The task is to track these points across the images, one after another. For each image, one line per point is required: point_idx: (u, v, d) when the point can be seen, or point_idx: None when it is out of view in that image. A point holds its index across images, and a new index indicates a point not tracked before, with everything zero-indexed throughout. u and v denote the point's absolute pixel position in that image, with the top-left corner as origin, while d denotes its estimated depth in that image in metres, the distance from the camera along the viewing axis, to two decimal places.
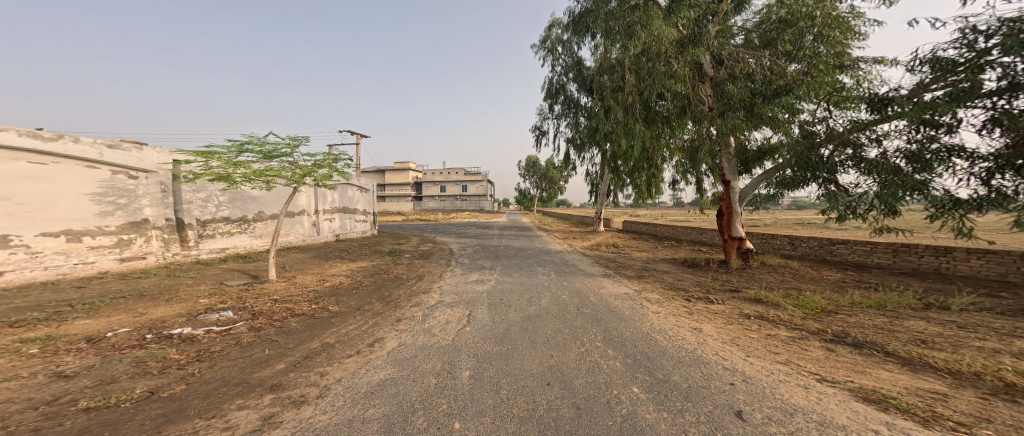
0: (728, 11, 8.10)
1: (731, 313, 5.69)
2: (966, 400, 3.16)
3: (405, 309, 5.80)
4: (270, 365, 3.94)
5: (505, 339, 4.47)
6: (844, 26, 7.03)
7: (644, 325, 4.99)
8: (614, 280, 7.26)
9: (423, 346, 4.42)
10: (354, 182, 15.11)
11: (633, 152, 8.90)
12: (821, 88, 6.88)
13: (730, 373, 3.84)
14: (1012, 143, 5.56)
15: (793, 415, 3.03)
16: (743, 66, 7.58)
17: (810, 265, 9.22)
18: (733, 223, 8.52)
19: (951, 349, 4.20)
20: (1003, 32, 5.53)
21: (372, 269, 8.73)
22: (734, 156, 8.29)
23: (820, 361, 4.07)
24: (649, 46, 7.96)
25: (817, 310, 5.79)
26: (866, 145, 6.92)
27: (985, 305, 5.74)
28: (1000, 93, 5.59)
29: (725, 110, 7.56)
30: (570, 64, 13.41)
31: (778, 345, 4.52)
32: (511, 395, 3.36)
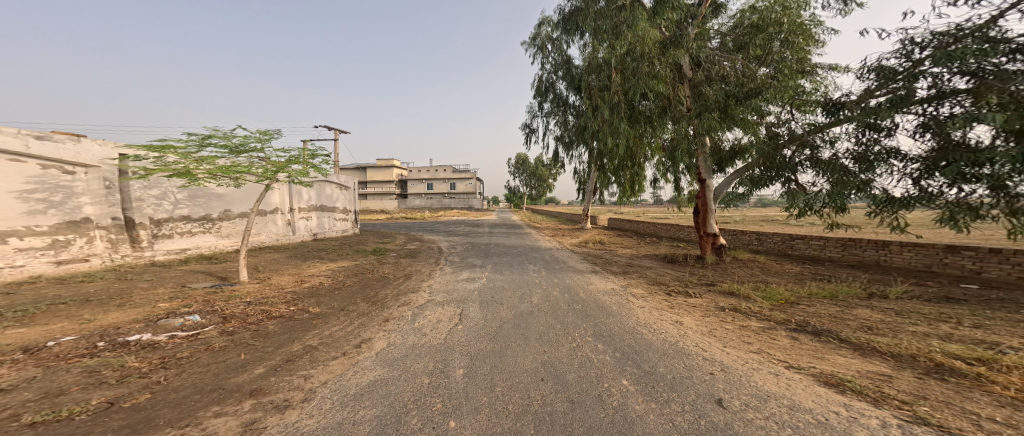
0: (706, 15, 8.44)
1: (707, 306, 5.98)
2: (906, 380, 3.49)
3: (393, 308, 5.73)
4: (247, 370, 3.80)
5: (498, 336, 4.52)
6: (807, 33, 7.46)
7: (630, 319, 5.17)
8: (601, 276, 7.44)
9: (415, 345, 4.41)
10: (333, 179, 14.67)
11: (618, 150, 9.10)
12: (787, 91, 7.26)
13: (709, 363, 4.05)
14: (938, 147, 6.14)
15: (766, 401, 3.25)
16: (719, 70, 8.02)
17: (774, 259, 9.78)
18: (708, 220, 8.89)
19: (892, 334, 4.61)
20: (936, 45, 6.08)
21: (354, 269, 8.53)
22: (709, 156, 8.61)
23: (787, 349, 4.37)
24: (633, 46, 8.09)
25: (782, 301, 6.17)
26: (822, 146, 7.41)
27: (915, 294, 6.34)
28: (930, 101, 6.13)
29: (702, 111, 7.88)
30: (559, 62, 13.55)
31: (750, 335, 4.81)
32: (506, 391, 3.42)
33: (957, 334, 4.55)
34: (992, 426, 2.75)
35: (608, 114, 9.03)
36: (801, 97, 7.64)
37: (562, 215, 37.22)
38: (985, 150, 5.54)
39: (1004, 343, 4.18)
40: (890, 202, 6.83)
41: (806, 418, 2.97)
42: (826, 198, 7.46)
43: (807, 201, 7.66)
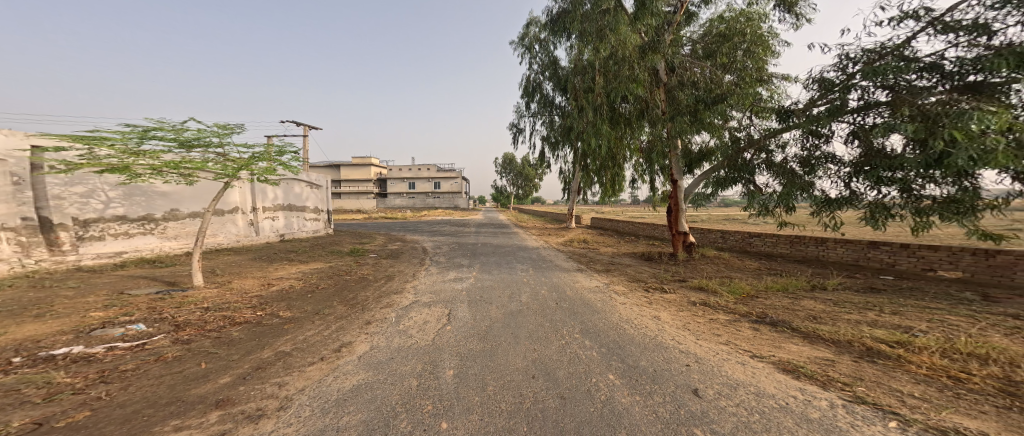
0: (680, 22, 8.84)
1: (681, 300, 6.31)
2: (846, 364, 3.87)
3: (375, 310, 5.58)
4: (211, 379, 3.56)
5: (488, 336, 4.53)
6: (766, 44, 8.02)
7: (613, 315, 5.35)
8: (586, 274, 7.63)
9: (401, 348, 4.31)
10: (302, 177, 13.94)
11: (600, 151, 9.33)
12: (747, 98, 7.77)
13: (685, 355, 4.28)
14: (865, 153, 6.88)
15: (736, 389, 3.48)
16: (689, 75, 8.39)
17: (736, 256, 10.44)
18: (679, 219, 9.32)
19: (833, 322, 5.10)
20: (864, 61, 6.79)
21: (329, 270, 8.19)
22: (681, 157, 8.99)
23: (750, 339, 4.70)
24: (615, 50, 8.34)
25: (744, 295, 6.62)
26: (775, 150, 8.01)
27: (848, 285, 7.03)
28: (860, 111, 6.84)
29: (675, 115, 8.28)
30: (546, 62, 13.69)
31: (719, 328, 5.12)
32: (498, 390, 3.44)
33: (880, 320, 5.10)
34: (913, 401, 3.11)
35: (592, 116, 9.23)
36: (759, 104, 8.19)
37: (544, 214, 37.62)
38: (898, 157, 6.35)
39: (916, 327, 4.75)
40: (827, 202, 7.59)
41: (770, 403, 3.20)
42: (776, 199, 8.07)
43: (763, 201, 8.21)
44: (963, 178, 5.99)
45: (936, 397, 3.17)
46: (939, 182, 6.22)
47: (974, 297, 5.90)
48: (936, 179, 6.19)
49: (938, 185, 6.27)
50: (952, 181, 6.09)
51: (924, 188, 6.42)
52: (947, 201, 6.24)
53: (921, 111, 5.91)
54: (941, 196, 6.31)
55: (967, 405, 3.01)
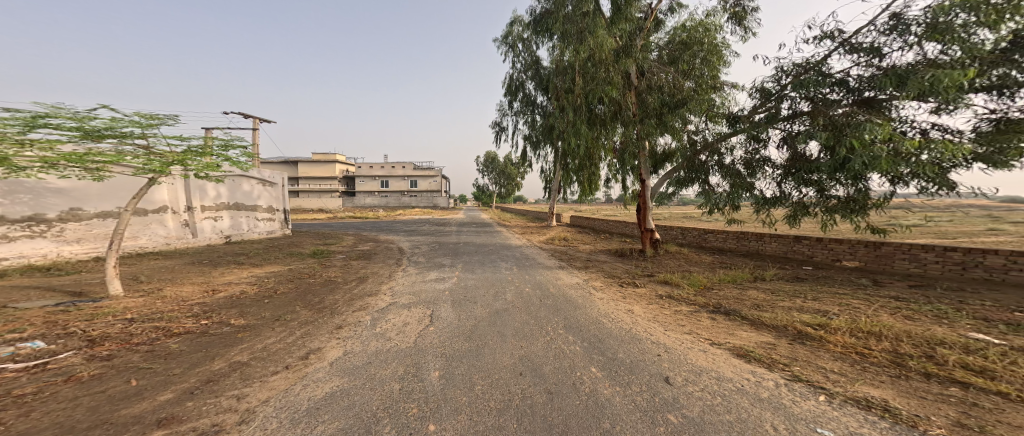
0: (650, 29, 9.28)
1: (650, 294, 6.60)
2: (785, 346, 4.28)
3: (346, 314, 5.22)
4: (147, 397, 3.08)
5: (474, 335, 4.44)
6: (719, 55, 8.62)
7: (593, 310, 5.47)
8: (567, 271, 7.75)
9: (380, 351, 4.08)
10: (251, 173, 12.76)
11: (579, 150, 9.55)
12: (704, 103, 8.29)
13: (655, 345, 4.47)
14: (792, 157, 7.64)
15: (700, 375, 3.70)
16: (653, 80, 8.67)
17: (693, 251, 11.12)
18: (647, 217, 9.72)
19: (770, 309, 5.62)
20: (794, 74, 7.57)
21: (288, 274, 7.55)
22: (649, 158, 9.40)
23: (708, 328, 5.03)
24: (593, 52, 8.59)
25: (702, 287, 7.07)
26: (724, 153, 8.64)
27: (782, 275, 7.79)
28: (791, 120, 7.56)
29: (644, 117, 8.71)
30: (529, 62, 13.73)
31: (682, 319, 5.42)
32: (488, 390, 3.36)
33: (805, 305, 5.70)
34: (836, 376, 3.49)
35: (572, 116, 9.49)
36: (713, 109, 8.78)
37: (522, 213, 37.67)
38: (815, 161, 7.12)
39: (829, 311, 5.36)
40: (763, 201, 8.34)
41: (729, 386, 3.43)
42: (722, 198, 8.70)
43: (714, 200, 8.70)
44: (858, 181, 6.95)
45: (849, 371, 3.58)
46: (843, 183, 7.16)
47: (867, 282, 6.83)
48: (840, 181, 7.12)
49: (842, 186, 7.20)
50: (851, 183, 7.05)
51: (831, 189, 7.35)
52: (846, 200, 7.28)
53: (831, 121, 6.68)
54: (842, 196, 7.28)
55: (869, 376, 3.44)
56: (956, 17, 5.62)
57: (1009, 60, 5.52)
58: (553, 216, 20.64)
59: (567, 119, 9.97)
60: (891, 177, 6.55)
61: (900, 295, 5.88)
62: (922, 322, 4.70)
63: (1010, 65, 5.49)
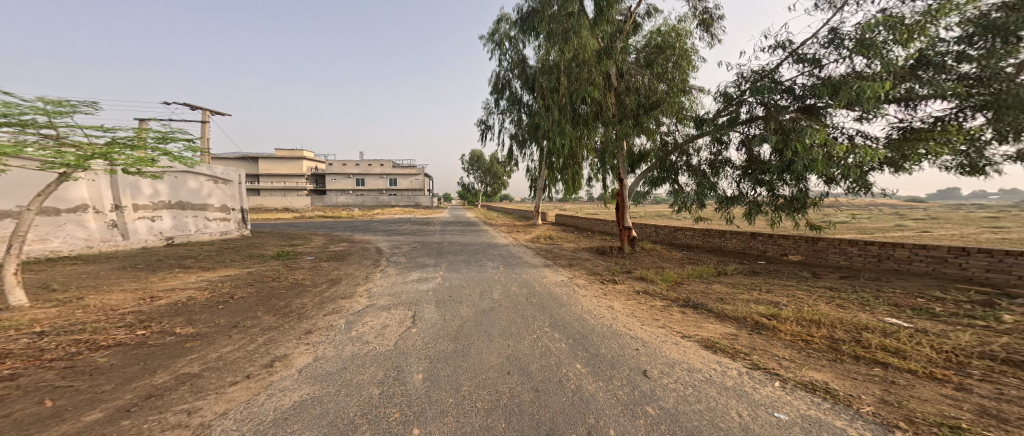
0: (629, 31, 9.33)
1: (628, 289, 6.40)
2: (747, 337, 3.68)
3: (315, 318, 4.71)
4: (69, 419, 2.49)
5: (460, 335, 4.11)
6: (689, 60, 8.74)
7: (576, 307, 5.30)
8: (552, 269, 7.65)
9: (357, 356, 3.58)
10: (203, 169, 11.43)
11: (563, 150, 9.54)
12: (675, 106, 8.43)
13: (631, 339, 3.81)
14: (749, 159, 7.83)
15: (672, 367, 3.05)
16: (631, 82, 8.77)
17: (668, 247, 11.32)
18: (625, 215, 9.82)
19: (733, 302, 5.09)
20: (751, 80, 7.81)
21: (247, 277, 6.83)
22: (626, 158, 9.53)
23: (674, 320, 4.41)
24: (576, 53, 8.58)
25: (673, 282, 6.68)
26: (691, 153, 8.82)
27: (742, 268, 7.61)
28: (748, 124, 7.68)
29: (622, 118, 8.83)
30: (515, 61, 13.27)
31: (656, 313, 4.81)
32: (475, 390, 2.84)
33: (761, 297, 5.33)
34: (788, 363, 3.04)
35: (557, 116, 9.47)
36: (683, 111, 8.88)
37: (508, 211, 37.03)
38: (767, 163, 7.32)
39: (780, 302, 5.01)
40: (725, 200, 8.52)
41: (699, 377, 2.84)
42: (690, 197, 8.88)
43: (681, 200, 8.84)
44: (802, 182, 7.30)
45: (802, 357, 3.15)
46: (789, 184, 7.46)
47: (807, 274, 6.88)
48: (786, 181, 7.40)
49: (788, 186, 7.51)
50: (795, 183, 7.37)
51: (780, 189, 7.64)
52: (790, 199, 7.65)
53: (780, 126, 6.97)
54: (788, 196, 7.60)
55: (813, 361, 3.08)
56: (878, 33, 5.84)
57: (917, 75, 5.84)
58: (540, 214, 20.54)
59: (552, 118, 9.92)
60: (830, 176, 6.83)
61: (833, 285, 5.90)
62: (851, 310, 4.57)
63: (915, 80, 5.82)
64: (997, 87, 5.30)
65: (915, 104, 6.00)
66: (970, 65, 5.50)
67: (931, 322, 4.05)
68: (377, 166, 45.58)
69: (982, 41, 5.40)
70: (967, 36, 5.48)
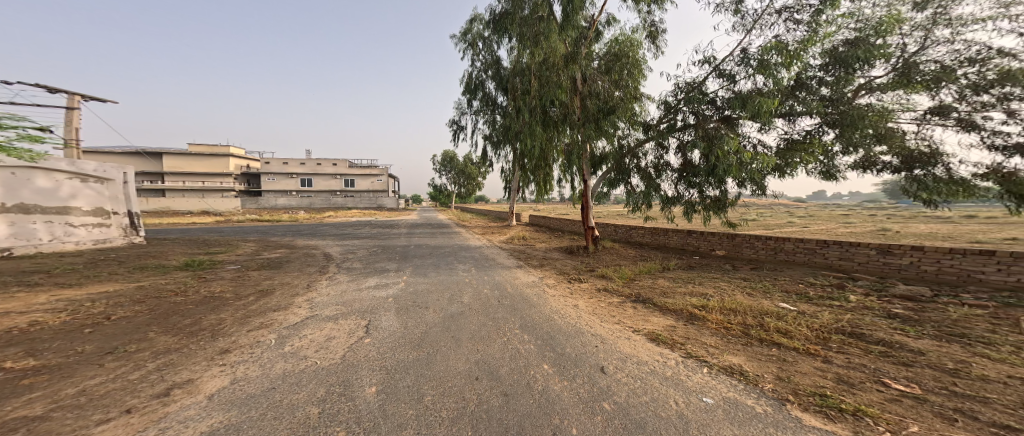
0: (592, 38, 9.70)
1: (587, 288, 6.53)
2: (685, 329, 4.00)
3: (238, 334, 3.78)
4: None
5: (425, 341, 3.69)
6: (639, 69, 9.25)
7: (547, 308, 5.15)
8: (524, 270, 7.85)
9: (291, 373, 2.89)
10: (59, 163, 8.41)
11: (534, 152, 9.69)
12: (627, 112, 8.91)
13: (592, 337, 3.91)
14: (684, 162, 8.41)
15: (627, 362, 3.22)
16: (592, 87, 9.12)
17: (623, 245, 11.76)
18: (589, 216, 10.12)
19: (674, 296, 5.50)
20: (683, 91, 8.27)
21: (134, 293, 5.30)
22: (590, 161, 9.92)
23: (620, 316, 4.72)
24: (547, 57, 8.85)
25: (628, 278, 7.08)
26: (641, 156, 9.36)
27: (685, 263, 8.18)
28: (685, 130, 8.17)
29: (586, 122, 9.17)
30: (489, 61, 12.70)
31: (613, 310, 5.04)
32: (438, 399, 2.53)
33: (679, 289, 5.92)
34: (713, 349, 3.40)
35: (527, 117, 9.51)
36: (635, 116, 9.34)
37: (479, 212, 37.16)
38: (697, 166, 8.00)
39: (709, 293, 5.56)
40: (666, 201, 9.02)
41: (647, 369, 3.06)
42: (639, 197, 9.41)
43: (631, 199, 9.33)
44: (722, 184, 7.95)
45: (726, 344, 3.50)
46: (712, 185, 8.11)
47: (729, 266, 7.59)
48: (711, 183, 8.06)
49: (713, 188, 8.15)
50: (717, 186, 8.03)
51: (706, 190, 8.26)
52: (715, 200, 8.30)
53: (704, 133, 7.58)
54: (714, 196, 8.24)
55: (729, 345, 3.48)
56: (771, 57, 6.61)
57: (796, 95, 6.69)
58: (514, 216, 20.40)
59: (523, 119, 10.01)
60: (738, 180, 7.54)
61: (746, 275, 6.60)
62: (758, 297, 5.19)
63: (795, 99, 6.65)
64: (842, 108, 6.22)
65: (793, 120, 6.82)
66: (827, 89, 6.43)
67: (806, 304, 4.72)
68: (324, 165, 42.18)
69: (834, 69, 6.33)
70: (824, 64, 6.43)
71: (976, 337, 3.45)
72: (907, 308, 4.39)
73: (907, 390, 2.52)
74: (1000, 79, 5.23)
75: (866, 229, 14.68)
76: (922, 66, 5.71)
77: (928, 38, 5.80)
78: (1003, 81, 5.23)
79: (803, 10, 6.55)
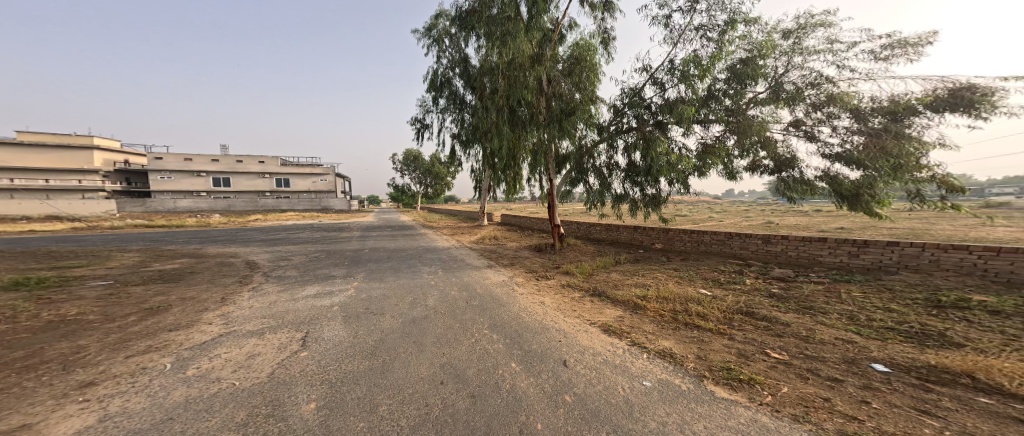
0: (557, 40, 9.85)
1: (553, 285, 6.66)
2: (632, 319, 4.21)
3: (114, 361, 3.08)
4: None
5: (381, 345, 3.54)
6: (593, 74, 9.60)
7: (512, 308, 5.10)
8: (494, 270, 7.85)
9: (199, 399, 2.55)
10: None
11: (503, 152, 9.64)
12: (585, 114, 9.20)
13: (555, 332, 4.04)
14: (629, 163, 8.79)
15: (585, 354, 3.36)
16: (556, 88, 9.32)
17: (584, 241, 12.13)
18: (557, 214, 10.28)
19: (623, 288, 5.82)
20: (625, 96, 8.69)
21: None
22: (554, 162, 10.14)
23: (575, 310, 4.91)
24: (515, 57, 8.93)
25: (587, 274, 7.32)
26: (597, 157, 9.70)
27: (631, 257, 8.63)
28: (628, 132, 8.55)
29: (551, 122, 9.33)
30: (457, 59, 12.46)
31: (574, 305, 5.21)
32: (397, 408, 2.48)
33: (619, 282, 6.32)
34: (652, 335, 3.65)
35: (495, 116, 9.45)
36: (593, 118, 9.64)
37: (448, 212, 37.36)
38: (638, 166, 8.45)
39: (646, 282, 6.01)
40: (614, 198, 9.41)
41: (600, 359, 3.22)
42: (595, 195, 9.73)
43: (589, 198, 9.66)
44: (658, 184, 8.46)
45: (669, 329, 3.79)
46: (652, 184, 8.59)
47: (662, 256, 8.23)
48: (652, 182, 8.53)
49: (652, 186, 8.63)
50: (654, 185, 8.55)
51: (647, 188, 8.74)
52: (653, 198, 8.80)
53: (642, 135, 8.04)
54: (652, 194, 8.74)
55: (665, 330, 3.77)
56: (690, 68, 7.15)
57: (707, 105, 7.22)
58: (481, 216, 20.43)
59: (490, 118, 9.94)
60: (668, 180, 8.10)
61: (675, 265, 7.18)
62: (689, 284, 5.63)
63: (707, 109, 7.21)
64: (739, 117, 6.97)
65: (704, 127, 7.45)
66: (729, 101, 7.05)
67: (717, 288, 5.24)
68: (246, 162, 34.28)
69: (731, 83, 6.98)
70: (726, 79, 7.03)
71: (817, 308, 4.18)
72: (780, 287, 5.12)
73: (779, 358, 3.00)
74: (827, 100, 6.19)
75: (755, 221, 16.87)
76: (786, 85, 6.48)
77: (790, 61, 6.52)
78: (830, 102, 6.20)
79: (713, 29, 7.11)
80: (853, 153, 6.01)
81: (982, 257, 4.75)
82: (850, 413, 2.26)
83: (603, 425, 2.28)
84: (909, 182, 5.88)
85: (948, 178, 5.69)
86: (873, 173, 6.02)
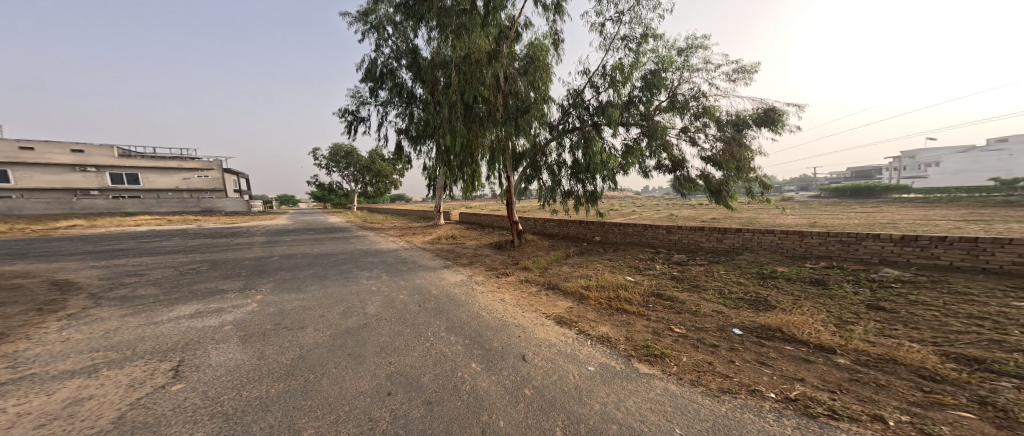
0: (514, 38, 9.83)
1: (514, 281, 6.73)
2: (586, 308, 4.32)
3: None
4: None
5: (305, 357, 3.32)
6: (546, 75, 9.70)
7: (461, 309, 4.99)
8: (452, 270, 7.76)
9: None
10: None
11: (456, 148, 9.51)
12: (539, 113, 9.30)
13: (517, 328, 4.08)
14: (574, 160, 9.00)
15: (541, 347, 3.43)
16: (512, 86, 9.38)
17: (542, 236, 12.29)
18: (514, 210, 10.37)
19: (573, 279, 6.03)
20: (571, 97, 8.88)
21: None
22: (511, 159, 10.18)
23: (528, 305, 5.01)
24: (470, 52, 8.77)
25: (542, 268, 7.47)
26: (547, 154, 9.90)
27: (577, 250, 8.89)
28: (571, 132, 8.76)
29: (507, 119, 9.38)
30: (404, 50, 12.01)
31: (529, 299, 5.31)
32: (332, 427, 2.34)
33: (568, 275, 6.45)
34: (594, 323, 3.80)
35: (448, 112, 9.28)
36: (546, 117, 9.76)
37: (401, 211, 36.72)
38: (579, 164, 8.74)
39: (592, 272, 6.27)
40: (561, 195, 9.66)
41: (553, 351, 3.30)
42: (546, 192, 9.90)
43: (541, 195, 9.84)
44: (592, 182, 8.77)
45: (608, 314, 3.99)
46: (592, 182, 8.86)
47: (600, 246, 8.76)
48: (592, 179, 8.80)
49: (592, 183, 8.92)
50: (592, 182, 8.86)
51: (587, 185, 9.02)
52: (592, 194, 9.16)
53: (582, 134, 8.32)
54: (592, 191, 9.05)
55: (601, 317, 3.93)
56: (617, 74, 7.51)
57: (628, 111, 7.57)
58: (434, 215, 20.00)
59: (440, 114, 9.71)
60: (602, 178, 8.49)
61: (608, 256, 7.52)
62: (620, 272, 5.93)
63: (626, 114, 7.59)
64: (647, 122, 7.49)
65: (625, 129, 7.87)
66: (642, 107, 7.50)
67: (636, 275, 5.55)
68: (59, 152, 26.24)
69: (644, 91, 7.38)
70: (642, 86, 7.39)
71: (701, 284, 4.72)
72: (678, 270, 5.63)
73: (679, 333, 3.31)
74: (702, 113, 6.94)
75: (661, 213, 18.58)
76: (679, 95, 6.98)
77: (681, 75, 7.05)
78: (704, 114, 6.94)
79: (632, 40, 7.50)
80: (715, 156, 6.96)
81: (779, 238, 5.89)
82: (723, 372, 2.61)
83: (555, 415, 2.33)
84: (746, 181, 7.18)
85: (765, 178, 7.10)
86: (727, 173, 7.07)
